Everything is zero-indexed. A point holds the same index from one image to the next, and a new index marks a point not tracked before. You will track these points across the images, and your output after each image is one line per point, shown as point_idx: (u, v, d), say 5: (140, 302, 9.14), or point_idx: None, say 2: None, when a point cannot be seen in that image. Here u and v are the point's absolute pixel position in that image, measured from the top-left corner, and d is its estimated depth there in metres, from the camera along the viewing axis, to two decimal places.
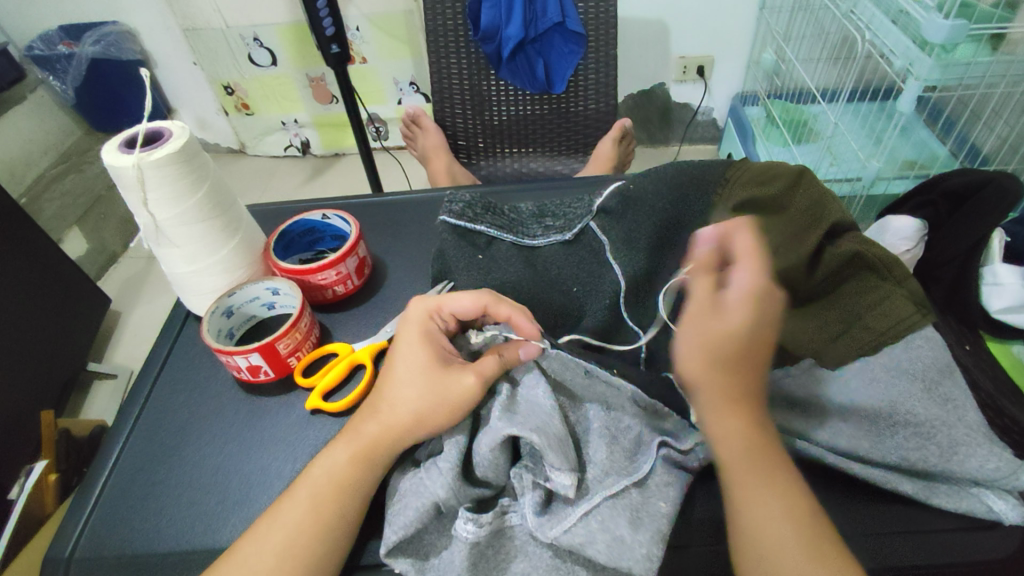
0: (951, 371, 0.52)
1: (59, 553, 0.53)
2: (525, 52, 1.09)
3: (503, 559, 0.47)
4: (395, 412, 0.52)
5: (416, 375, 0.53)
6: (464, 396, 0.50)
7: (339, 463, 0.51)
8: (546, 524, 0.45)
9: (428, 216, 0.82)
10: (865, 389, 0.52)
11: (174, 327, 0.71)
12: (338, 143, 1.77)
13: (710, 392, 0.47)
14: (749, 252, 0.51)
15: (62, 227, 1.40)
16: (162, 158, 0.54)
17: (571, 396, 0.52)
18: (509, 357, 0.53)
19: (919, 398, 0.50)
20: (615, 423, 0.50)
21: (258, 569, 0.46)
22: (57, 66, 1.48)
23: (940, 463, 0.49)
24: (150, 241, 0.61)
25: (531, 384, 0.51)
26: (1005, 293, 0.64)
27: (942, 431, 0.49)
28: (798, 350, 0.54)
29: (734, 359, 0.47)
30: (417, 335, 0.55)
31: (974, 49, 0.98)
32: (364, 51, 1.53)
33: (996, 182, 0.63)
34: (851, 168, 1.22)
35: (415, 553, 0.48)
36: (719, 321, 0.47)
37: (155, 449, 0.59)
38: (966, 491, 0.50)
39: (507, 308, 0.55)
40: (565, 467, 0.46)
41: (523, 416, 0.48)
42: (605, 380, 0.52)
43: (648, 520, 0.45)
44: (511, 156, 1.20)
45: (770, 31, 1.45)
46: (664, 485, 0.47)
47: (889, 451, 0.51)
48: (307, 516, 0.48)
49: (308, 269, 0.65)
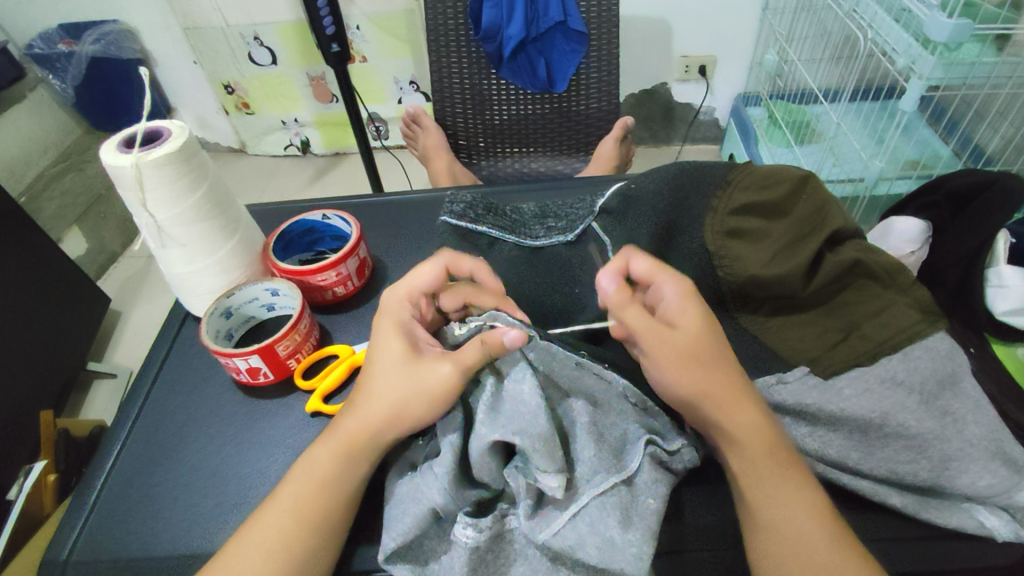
0: (951, 383, 0.51)
1: (55, 557, 0.53)
2: (526, 51, 1.08)
3: (503, 563, 0.47)
4: (374, 407, 0.51)
5: (394, 369, 0.52)
6: (440, 385, 0.49)
7: (320, 461, 0.50)
8: (537, 527, 0.45)
9: (428, 217, 0.81)
10: (858, 398, 0.51)
11: (173, 328, 0.70)
12: (339, 142, 1.76)
13: (715, 397, 0.48)
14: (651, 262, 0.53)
15: (62, 226, 1.39)
16: (160, 158, 0.54)
17: (557, 386, 0.50)
18: (490, 342, 0.48)
19: (913, 409, 0.49)
20: (602, 419, 0.49)
21: (242, 571, 0.46)
22: (57, 64, 1.48)
23: (931, 477, 0.49)
24: (150, 241, 0.60)
25: (516, 376, 0.48)
26: (1010, 294, 0.62)
27: (936, 446, 0.48)
28: (793, 357, 0.55)
29: (710, 358, 0.49)
30: (394, 327, 0.54)
31: (978, 48, 0.97)
32: (365, 50, 1.52)
33: (1001, 182, 0.63)
34: (852, 170, 1.23)
35: (415, 560, 0.47)
36: (679, 333, 0.49)
37: (153, 450, 0.59)
38: (958, 506, 0.50)
39: (485, 298, 0.56)
40: (552, 469, 0.45)
41: (506, 417, 0.46)
42: (596, 372, 0.50)
43: (638, 518, 0.45)
44: (512, 157, 1.19)
45: (772, 31, 1.45)
46: (654, 482, 0.47)
47: (876, 464, 0.50)
48: (289, 518, 0.48)
49: (306, 270, 0.65)
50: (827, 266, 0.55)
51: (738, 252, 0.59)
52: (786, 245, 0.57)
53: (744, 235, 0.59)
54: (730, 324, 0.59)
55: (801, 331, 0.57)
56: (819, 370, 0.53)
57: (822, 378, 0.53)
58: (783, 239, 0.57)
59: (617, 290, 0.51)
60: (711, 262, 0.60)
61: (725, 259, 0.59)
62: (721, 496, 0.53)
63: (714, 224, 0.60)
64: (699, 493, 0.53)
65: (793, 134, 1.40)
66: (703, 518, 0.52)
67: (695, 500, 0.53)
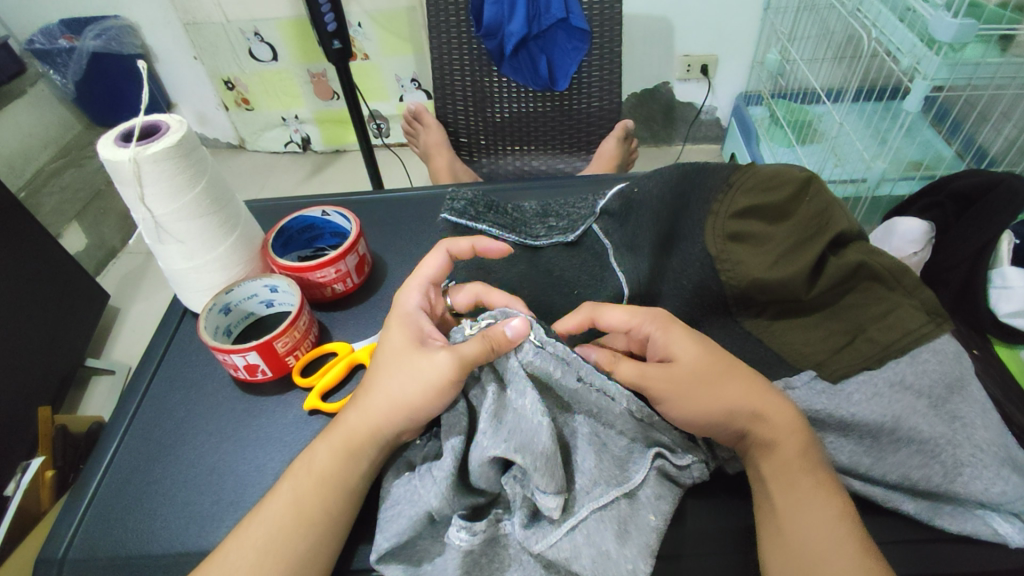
0: (960, 387, 0.51)
1: (51, 554, 0.53)
2: (528, 48, 1.07)
3: (497, 566, 0.46)
4: (373, 399, 0.51)
5: (396, 360, 0.51)
6: (437, 376, 0.48)
7: (321, 456, 0.50)
8: (532, 537, 0.45)
9: (429, 214, 0.81)
10: (867, 403, 0.51)
11: (171, 323, 0.70)
12: (339, 140, 1.76)
13: (740, 412, 0.48)
14: (621, 315, 0.52)
15: (62, 221, 1.39)
16: (159, 152, 0.53)
17: (559, 399, 0.48)
18: (490, 337, 0.46)
19: (924, 413, 0.50)
20: (605, 430, 0.49)
21: (238, 564, 0.46)
22: (58, 60, 1.48)
23: (942, 483, 0.49)
24: (148, 237, 0.60)
25: (516, 389, 0.46)
26: (1014, 296, 0.62)
27: (947, 450, 0.49)
28: (799, 361, 0.55)
29: (713, 376, 0.49)
30: (399, 320, 0.54)
31: (983, 49, 0.97)
32: (366, 47, 1.52)
33: (1007, 182, 0.63)
34: (854, 169, 1.23)
35: (407, 560, 0.47)
36: (675, 365, 0.49)
37: (151, 448, 0.59)
38: (971, 512, 0.49)
39: (495, 297, 0.56)
40: (550, 490, 0.44)
41: (508, 429, 0.45)
42: (597, 388, 0.47)
43: (636, 533, 0.45)
44: (512, 154, 1.19)
45: (775, 30, 1.44)
46: (656, 498, 0.47)
47: (888, 470, 0.50)
48: (288, 510, 0.48)
49: (306, 267, 0.64)
50: (831, 268, 0.55)
51: (741, 255, 0.57)
52: (786, 252, 0.56)
53: (747, 239, 0.58)
54: (731, 327, 0.59)
55: (803, 334, 0.56)
56: (826, 373, 0.53)
57: (829, 382, 0.53)
58: (787, 242, 0.57)
59: (599, 355, 0.51)
60: (714, 267, 0.58)
61: (728, 264, 0.58)
62: (726, 502, 0.52)
63: (715, 228, 0.59)
64: (705, 495, 0.53)
65: (795, 133, 1.40)
66: (706, 526, 0.51)
67: (699, 502, 0.52)
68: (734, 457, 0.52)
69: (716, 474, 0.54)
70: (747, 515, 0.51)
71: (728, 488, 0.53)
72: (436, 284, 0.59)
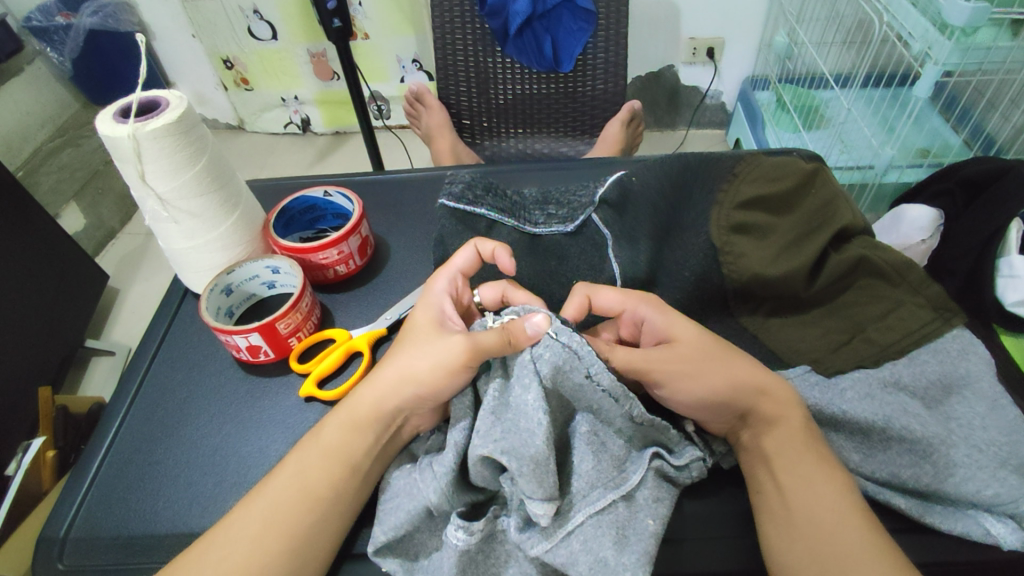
0: (954, 390, 0.51)
1: (53, 534, 0.52)
2: (532, 28, 1.05)
3: (494, 563, 0.47)
4: (382, 378, 0.51)
5: (416, 340, 0.52)
6: (449, 359, 0.48)
7: (331, 434, 0.50)
8: (528, 542, 0.44)
9: (430, 196, 0.80)
10: (860, 402, 0.50)
11: (173, 303, 0.69)
12: (340, 121, 1.74)
13: (743, 394, 0.48)
14: (620, 299, 0.52)
15: (60, 201, 1.38)
16: (158, 128, 0.52)
17: (562, 399, 0.47)
18: (508, 328, 0.46)
19: (916, 414, 0.49)
20: (603, 427, 0.48)
21: (242, 535, 0.46)
22: (54, 37, 1.44)
23: (934, 483, 0.48)
24: (148, 215, 0.59)
25: (521, 383, 0.45)
26: (1020, 285, 0.60)
27: (940, 451, 0.48)
28: (794, 358, 0.56)
29: (710, 360, 0.49)
30: (424, 303, 0.55)
31: (995, 32, 0.95)
32: (366, 27, 1.49)
33: (1015, 169, 0.63)
34: (861, 157, 1.22)
35: (403, 553, 0.48)
36: (676, 348, 0.49)
37: (154, 427, 0.58)
38: (963, 512, 0.48)
39: (523, 295, 0.55)
40: (540, 498, 0.42)
41: (503, 429, 0.44)
42: (605, 390, 0.46)
43: (635, 539, 0.44)
44: (516, 137, 1.18)
45: (783, 12, 1.42)
46: (654, 500, 0.46)
47: (878, 467, 0.50)
48: (294, 483, 0.48)
49: (309, 247, 0.64)
50: (831, 265, 0.55)
51: (745, 248, 0.57)
52: (794, 243, 0.56)
53: (752, 230, 0.57)
54: (729, 324, 0.59)
55: (800, 331, 0.56)
56: (821, 368, 0.54)
57: (824, 377, 0.53)
58: (790, 236, 0.57)
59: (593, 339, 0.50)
60: (717, 258, 0.57)
61: (730, 255, 0.57)
62: (722, 489, 0.52)
63: (720, 219, 0.57)
64: (701, 486, 0.53)
65: (802, 118, 1.39)
66: (701, 515, 0.51)
67: (694, 492, 0.52)
68: (729, 452, 0.52)
69: (712, 468, 0.54)
70: (742, 506, 0.51)
71: (723, 476, 0.53)
72: (465, 274, 0.57)
